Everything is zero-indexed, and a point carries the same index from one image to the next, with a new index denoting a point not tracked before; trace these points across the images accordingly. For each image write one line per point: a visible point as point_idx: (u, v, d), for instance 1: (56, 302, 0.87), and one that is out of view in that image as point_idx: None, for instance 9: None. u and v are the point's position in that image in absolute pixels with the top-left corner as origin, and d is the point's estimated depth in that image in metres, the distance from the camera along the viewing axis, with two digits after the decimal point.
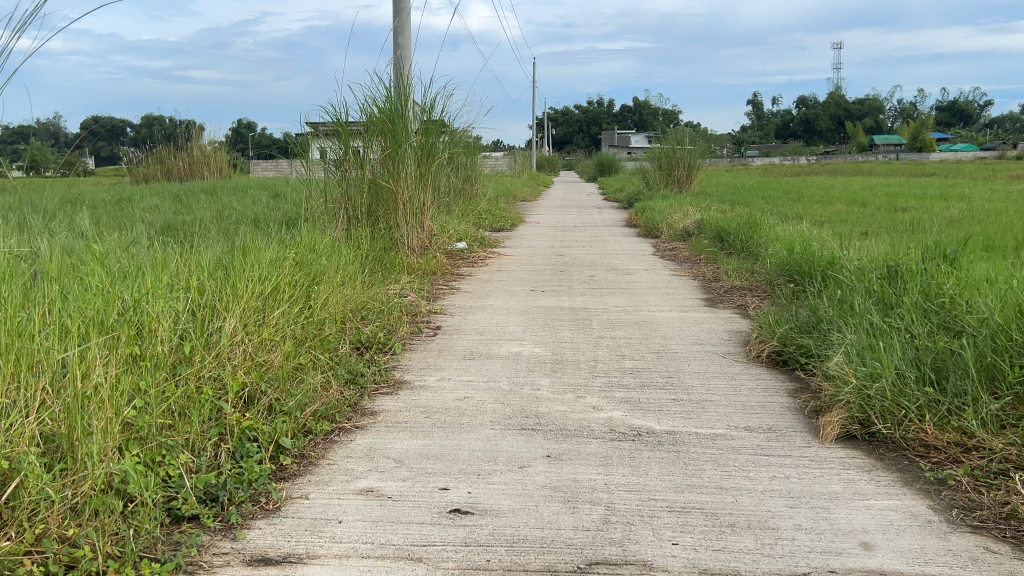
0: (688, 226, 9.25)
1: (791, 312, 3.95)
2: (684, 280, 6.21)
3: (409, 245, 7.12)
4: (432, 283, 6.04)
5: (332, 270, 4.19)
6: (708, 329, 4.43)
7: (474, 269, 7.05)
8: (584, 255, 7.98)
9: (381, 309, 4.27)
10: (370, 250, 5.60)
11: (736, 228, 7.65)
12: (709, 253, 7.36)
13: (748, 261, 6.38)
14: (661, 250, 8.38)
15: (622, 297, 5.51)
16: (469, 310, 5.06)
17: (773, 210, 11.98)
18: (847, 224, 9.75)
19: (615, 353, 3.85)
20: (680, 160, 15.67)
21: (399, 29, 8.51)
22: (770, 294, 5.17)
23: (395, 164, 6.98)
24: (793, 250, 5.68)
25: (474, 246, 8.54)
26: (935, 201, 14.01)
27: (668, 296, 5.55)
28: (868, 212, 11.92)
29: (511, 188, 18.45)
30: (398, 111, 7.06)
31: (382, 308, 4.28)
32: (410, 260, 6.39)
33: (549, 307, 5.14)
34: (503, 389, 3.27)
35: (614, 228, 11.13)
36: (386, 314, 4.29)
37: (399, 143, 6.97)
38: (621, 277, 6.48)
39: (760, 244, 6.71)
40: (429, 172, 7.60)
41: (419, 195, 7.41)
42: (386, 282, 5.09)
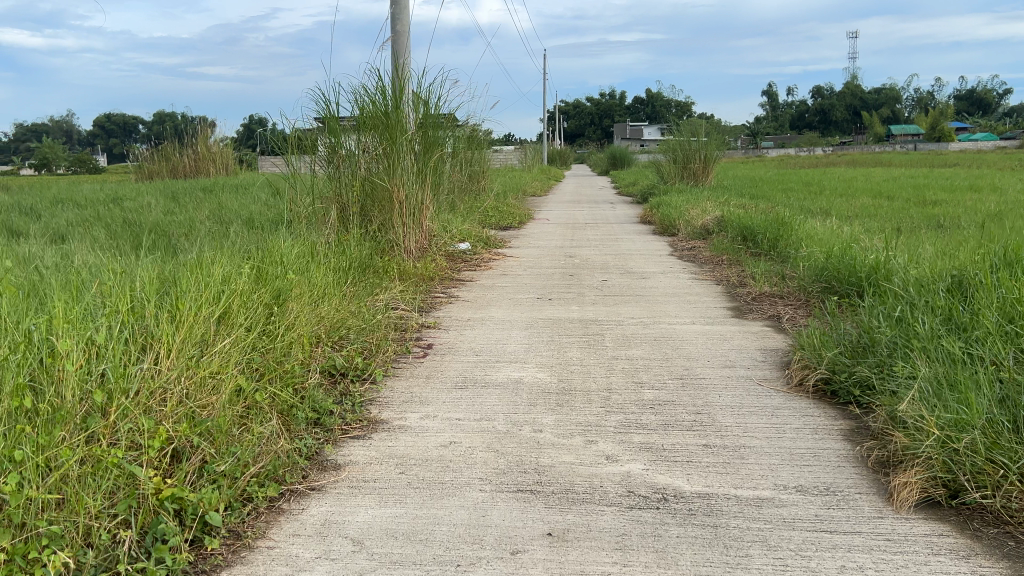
0: (707, 223, 8.68)
1: (839, 332, 3.39)
2: (707, 286, 5.64)
3: (407, 248, 6.56)
4: (429, 290, 5.51)
5: (305, 283, 3.65)
6: (738, 347, 3.87)
7: (476, 273, 6.51)
8: (596, 257, 7.43)
9: (363, 326, 3.73)
10: (358, 257, 5.06)
11: (761, 226, 7.07)
12: (732, 254, 6.79)
13: (777, 265, 5.81)
14: (680, 249, 7.80)
15: (638, 307, 4.96)
16: (467, 324, 4.52)
17: (796, 205, 11.39)
18: (877, 220, 9.15)
19: (632, 380, 3.29)
20: (696, 153, 15.05)
21: (398, 17, 7.99)
22: (806, 306, 4.60)
23: (390, 160, 6.44)
24: (829, 253, 5.10)
25: (478, 247, 7.99)
26: (965, 194, 13.34)
27: (690, 305, 4.99)
28: (898, 207, 11.27)
29: (521, 183, 17.90)
30: (392, 104, 6.53)
31: (363, 326, 3.75)
32: (406, 265, 5.85)
33: (556, 320, 4.59)
34: (498, 430, 2.72)
35: (628, 225, 10.56)
36: (369, 332, 3.75)
37: (394, 137, 6.44)
38: (637, 283, 5.91)
39: (790, 245, 6.13)
40: (428, 169, 7.06)
41: (417, 194, 6.86)
42: (374, 293, 4.55)
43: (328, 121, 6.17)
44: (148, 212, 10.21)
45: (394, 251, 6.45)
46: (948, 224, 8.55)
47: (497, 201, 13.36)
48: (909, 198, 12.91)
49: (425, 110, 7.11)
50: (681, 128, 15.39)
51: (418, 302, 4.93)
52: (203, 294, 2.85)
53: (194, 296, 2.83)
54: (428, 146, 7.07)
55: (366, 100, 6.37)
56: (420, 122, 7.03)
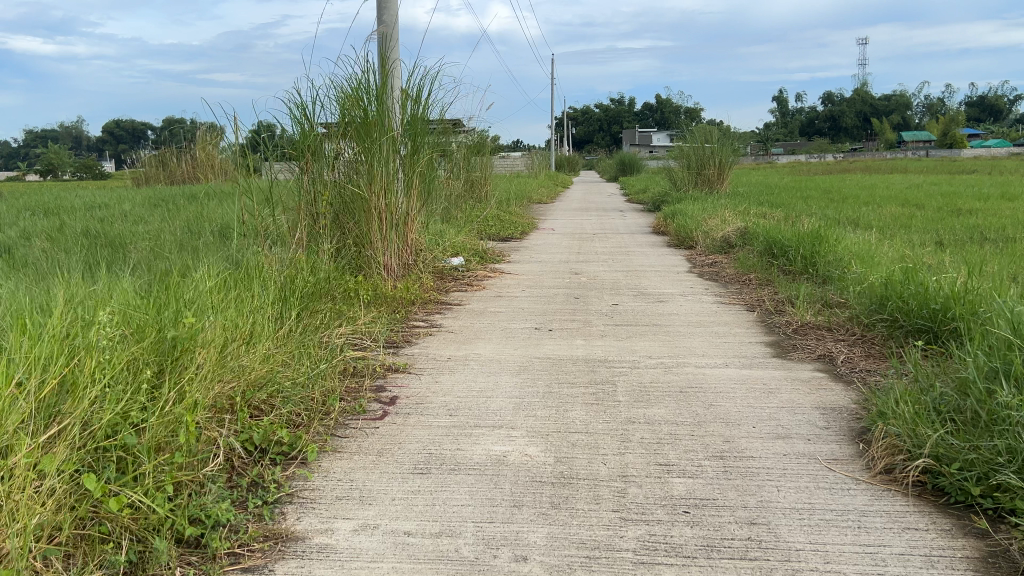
0: (728, 235, 7.81)
1: (936, 393, 2.54)
2: (737, 313, 4.77)
3: (388, 266, 5.69)
4: (407, 319, 4.66)
5: (227, 324, 2.82)
6: (789, 406, 2.99)
7: (467, 295, 5.66)
8: (604, 274, 6.58)
9: (302, 382, 2.89)
10: (313, 282, 4.19)
11: (794, 240, 6.19)
12: (762, 273, 5.93)
13: (820, 290, 4.93)
14: (699, 266, 6.93)
15: (657, 341, 4.09)
16: (446, 365, 3.66)
17: (822, 214, 10.53)
18: (915, 232, 8.29)
19: (656, 462, 2.43)
20: (710, 158, 14.19)
21: (386, 6, 7.14)
22: (866, 345, 3.75)
23: (367, 165, 5.56)
24: (888, 278, 4.24)
25: (473, 262, 7.14)
26: (1001, 203, 12.46)
27: (719, 340, 4.13)
28: (933, 217, 10.41)
29: (526, 190, 17.07)
30: (374, 99, 5.65)
31: (298, 379, 2.89)
32: (383, 288, 5.01)
33: (557, 360, 3.72)
34: (463, 557, 1.86)
35: (639, 236, 9.72)
36: (312, 389, 2.90)
37: (376, 139, 5.57)
38: (653, 308, 5.04)
39: (834, 266, 5.25)
40: (416, 176, 6.21)
41: (401, 204, 5.99)
42: (332, 328, 3.70)
43: (297, 117, 5.30)
44: (119, 221, 9.37)
45: (371, 269, 5.59)
46: (996, 238, 7.70)
47: (500, 209, 12.50)
48: (943, 207, 12.02)
49: (414, 108, 6.24)
50: (694, 132, 14.50)
51: (387, 337, 4.06)
52: (40, 349, 2.02)
53: (25, 354, 1.99)
54: (415, 149, 6.20)
55: (343, 93, 5.48)
56: (406, 122, 6.16)
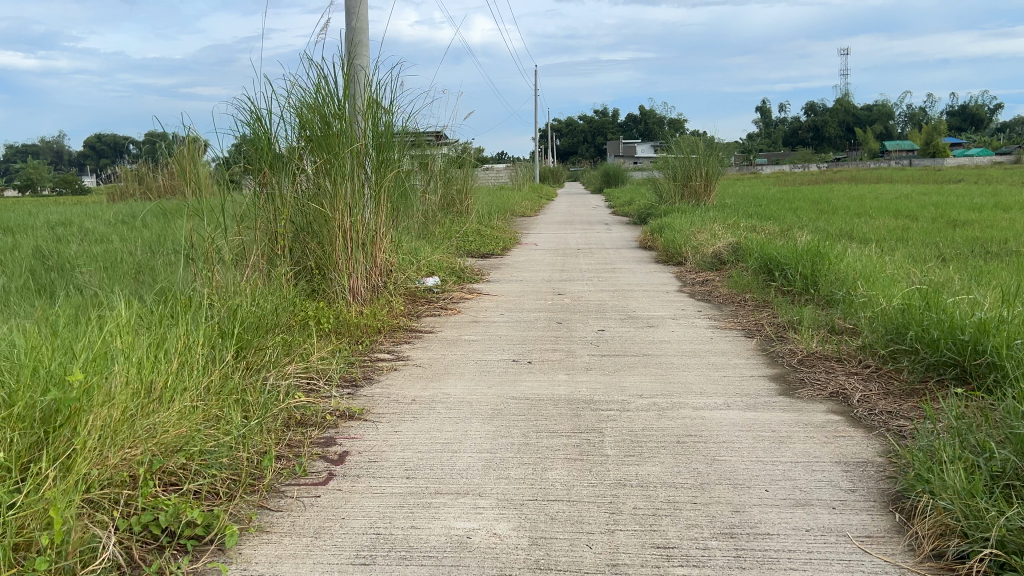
0: (720, 250, 7.42)
1: (991, 453, 2.12)
2: (735, 341, 4.34)
3: (354, 290, 5.23)
4: (370, 352, 4.20)
5: (134, 377, 2.37)
6: (805, 462, 2.56)
7: (441, 320, 5.21)
8: (589, 294, 6.15)
9: (226, 447, 2.43)
10: (259, 313, 3.74)
11: (792, 258, 5.79)
12: (758, 294, 5.52)
13: (825, 314, 4.53)
14: (690, 284, 6.51)
15: (648, 376, 3.66)
16: (409, 410, 3.21)
17: (814, 227, 10.18)
18: (913, 246, 7.93)
19: (654, 544, 1.99)
20: (697, 169, 13.84)
21: (354, 11, 6.70)
22: (884, 382, 3.34)
23: (330, 181, 5.12)
24: (905, 304, 3.85)
25: (449, 282, 6.70)
26: (995, 213, 12.17)
27: (718, 374, 3.70)
28: (929, 229, 10.09)
29: (508, 202, 16.66)
30: (337, 110, 5.22)
31: (222, 440, 2.44)
32: (347, 316, 4.55)
33: (536, 401, 3.28)
34: None
35: (625, 251, 9.32)
36: (239, 454, 2.44)
37: (339, 153, 5.14)
38: (643, 335, 4.61)
39: (839, 287, 4.85)
40: (384, 194, 5.77)
41: (368, 222, 5.55)
42: (275, 370, 3.24)
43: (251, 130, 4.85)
44: (77, 241, 8.85)
45: (335, 293, 5.12)
46: (998, 252, 7.34)
47: (481, 224, 12.06)
48: (935, 218, 11.70)
49: (380, 120, 5.82)
50: (679, 143, 14.16)
51: (342, 374, 3.61)
52: None
53: None
54: (382, 164, 5.78)
55: (303, 102, 5.05)
56: (371, 135, 5.75)
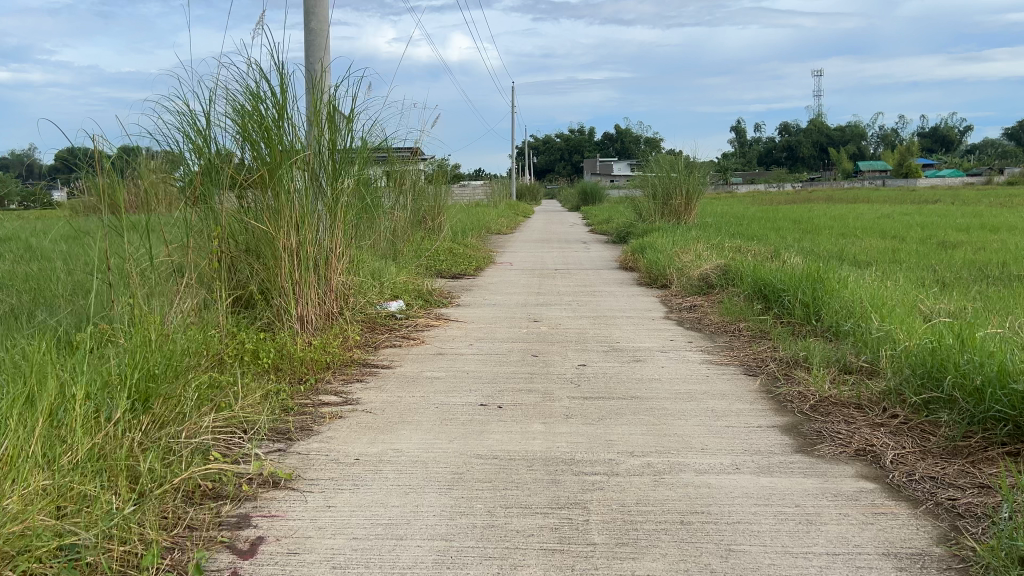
0: (707, 272, 6.89)
1: None
2: (736, 381, 3.80)
3: (303, 318, 4.64)
4: (312, 394, 3.60)
5: None
6: (847, 554, 2.01)
7: (401, 351, 4.61)
8: (568, 321, 5.59)
9: (85, 545, 1.88)
10: (172, 353, 3.17)
11: (791, 283, 5.27)
12: (754, 322, 5.00)
13: (835, 350, 4.00)
14: (678, 311, 5.98)
15: (640, 427, 3.10)
16: (349, 475, 2.62)
17: (803, 248, 9.72)
18: (911, 270, 7.46)
19: None
20: (677, 187, 13.38)
21: (313, 9, 6.09)
22: (922, 440, 2.81)
23: (274, 197, 4.56)
24: (935, 342, 3.32)
25: (413, 306, 6.11)
26: (985, 235, 11.78)
27: (722, 424, 3.15)
28: (921, 251, 9.65)
29: (483, 219, 16.10)
30: (283, 117, 4.67)
31: (83, 536, 1.88)
32: (288, 350, 3.97)
33: (507, 461, 2.71)
34: None
35: (605, 272, 8.78)
36: (104, 552, 1.90)
37: (282, 165, 4.57)
38: (630, 371, 4.06)
39: (848, 319, 4.33)
40: (338, 210, 5.20)
41: (321, 242, 4.98)
42: (179, 427, 2.67)
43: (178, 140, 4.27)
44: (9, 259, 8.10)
45: (282, 322, 4.54)
46: (1003, 277, 6.88)
47: (453, 242, 11.47)
48: (923, 240, 11.31)
49: (336, 131, 5.27)
50: (658, 160, 13.70)
51: (271, 427, 3.04)
52: None
53: None
54: (335, 178, 5.22)
55: (243, 108, 4.49)
56: (323, 148, 5.19)
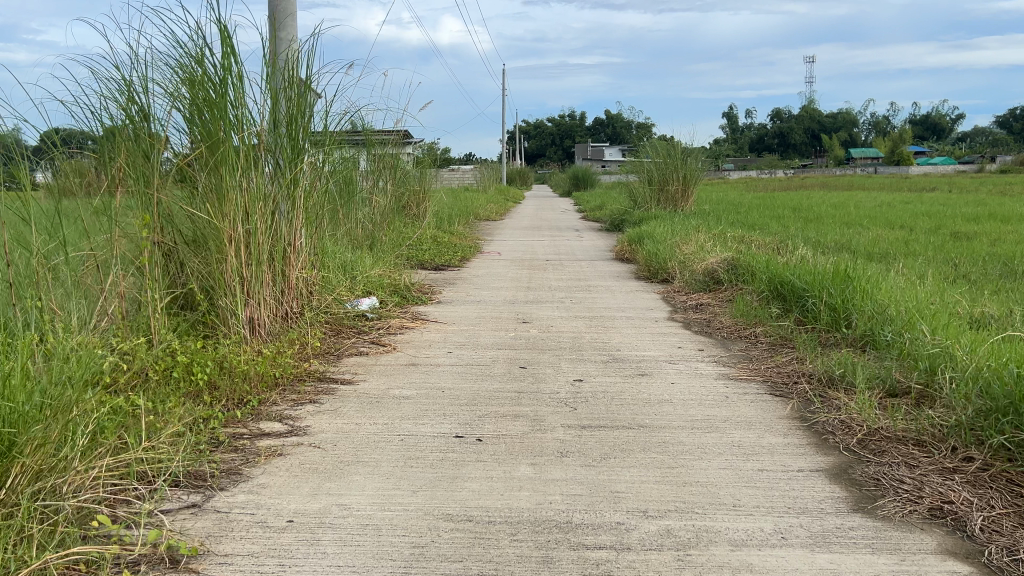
0: (714, 266, 6.26)
1: None
2: (763, 405, 3.18)
3: (253, 321, 4.00)
4: (250, 422, 2.96)
5: None
6: None
7: (366, 361, 3.97)
8: (561, 323, 4.96)
9: None
10: (66, 373, 2.56)
11: (814, 283, 4.65)
12: (774, 328, 4.38)
13: (878, 367, 3.39)
14: (683, 311, 5.35)
15: (653, 473, 2.48)
16: (275, 548, 1.99)
17: (809, 240, 9.10)
18: (932, 265, 6.85)
19: None
20: (674, 173, 12.73)
21: None
22: (1017, 499, 2.20)
23: (215, 180, 3.92)
24: (1014, 367, 2.71)
25: (387, 303, 5.46)
26: (998, 226, 11.17)
27: (754, 469, 2.53)
28: (935, 243, 9.05)
29: (472, 205, 15.45)
30: (231, 86, 4.04)
31: None
32: (227, 364, 3.35)
33: (485, 528, 2.09)
34: None
35: (599, 264, 8.15)
36: None
37: (227, 144, 3.93)
38: (637, 390, 3.43)
39: (889, 329, 3.71)
40: (297, 197, 4.55)
41: (275, 232, 4.36)
42: (60, 478, 2.09)
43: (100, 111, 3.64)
44: None
45: (226, 325, 3.90)
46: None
47: (438, 229, 10.79)
48: (934, 231, 10.73)
49: (299, 105, 4.65)
50: (654, 145, 13.05)
51: (185, 470, 2.43)
52: None
53: None
54: (295, 159, 4.60)
55: (181, 75, 3.85)
56: (282, 124, 4.57)
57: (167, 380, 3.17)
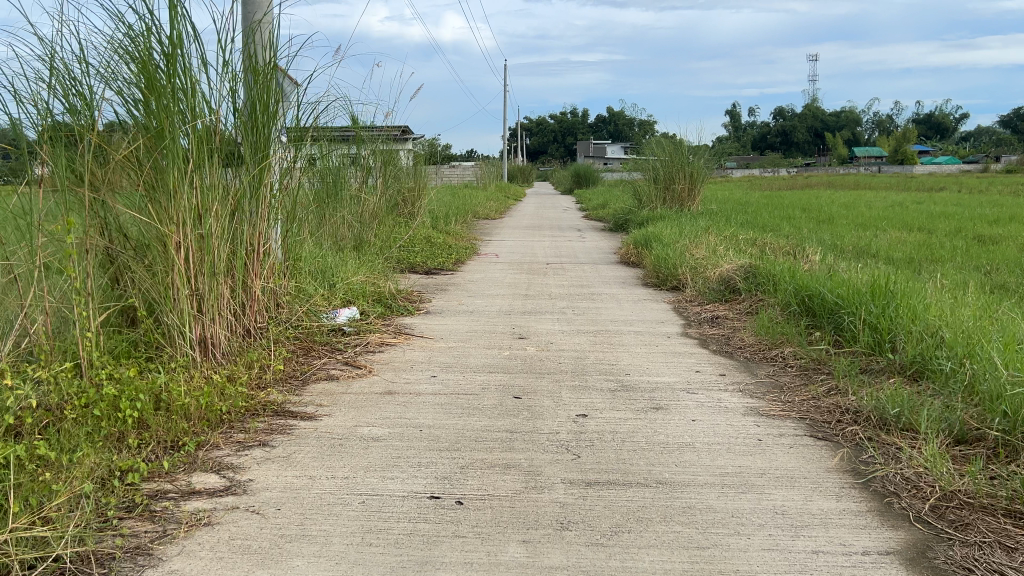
0: (729, 274, 5.71)
1: None
2: (807, 455, 2.63)
3: (205, 340, 3.44)
4: (181, 476, 2.42)
5: None
6: None
7: (336, 388, 3.41)
8: (562, 339, 4.41)
9: None
10: None
11: (850, 298, 4.10)
12: (805, 351, 3.83)
13: (941, 406, 2.84)
14: (698, 325, 4.80)
15: (680, 556, 1.94)
16: None
17: (826, 243, 8.55)
18: (965, 272, 6.29)
19: None
20: (679, 171, 12.18)
21: None
22: None
23: (157, 176, 3.35)
24: None
25: (369, 313, 4.90)
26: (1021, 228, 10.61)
27: (809, 550, 1.99)
28: (959, 247, 8.49)
29: (470, 203, 14.88)
30: (183, 68, 3.47)
31: None
32: (162, 399, 2.80)
33: None
34: None
35: (603, 268, 7.60)
36: None
37: (174, 136, 3.36)
38: (652, 430, 2.87)
39: (947, 357, 3.16)
40: (261, 197, 4.01)
41: (235, 236, 3.80)
42: None
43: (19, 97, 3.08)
44: None
45: (172, 346, 3.34)
46: None
47: (433, 228, 10.23)
48: (956, 233, 10.15)
49: (267, 89, 4.07)
50: (659, 142, 12.50)
51: (75, 551, 1.90)
52: None
53: None
54: (259, 152, 4.02)
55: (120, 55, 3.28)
56: (246, 111, 3.99)
57: (84, 418, 2.62)
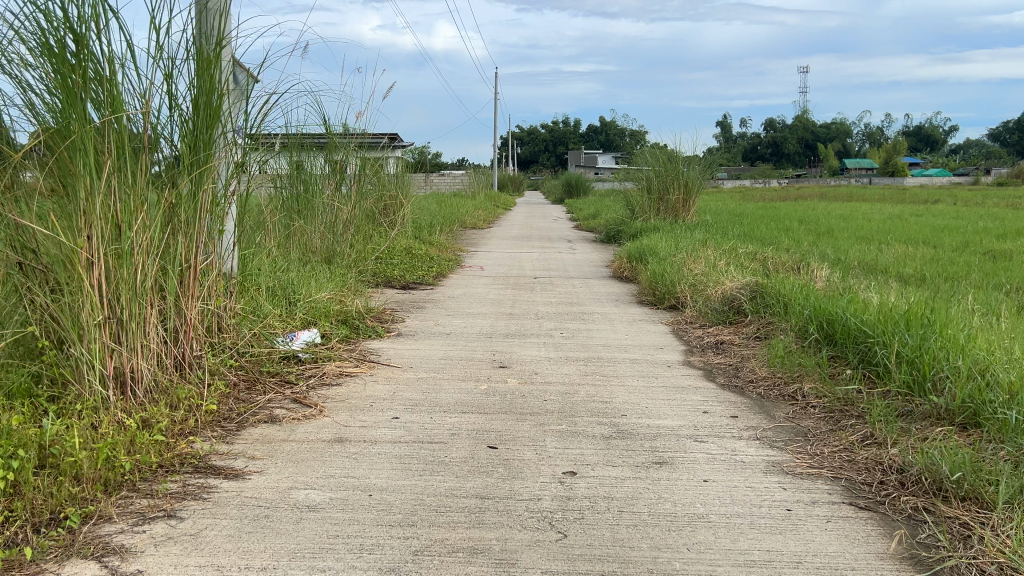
0: (733, 293, 5.18)
1: None
2: (852, 533, 2.09)
3: (123, 375, 2.88)
4: (50, 566, 1.87)
5: None
6: None
7: (276, 433, 2.86)
8: (547, 368, 3.87)
9: None
10: None
11: (878, 326, 3.58)
12: (828, 388, 3.30)
13: (1011, 467, 2.31)
14: (701, 351, 4.27)
15: None
16: None
17: (831, 258, 8.04)
18: (987, 292, 5.78)
19: None
20: (674, 181, 11.67)
21: None
22: None
23: (65, 179, 2.80)
24: None
25: (331, 336, 4.35)
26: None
27: None
28: (971, 263, 8.00)
29: (458, 213, 14.36)
30: (102, 53, 2.93)
31: None
32: (48, 456, 2.25)
33: None
34: None
35: (594, 284, 7.07)
36: None
37: (87, 134, 2.81)
38: (656, 495, 2.33)
39: (1009, 404, 2.63)
40: (202, 204, 3.46)
41: (167, 250, 3.25)
42: None
43: None
44: None
45: (82, 384, 2.79)
46: None
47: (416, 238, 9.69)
48: (964, 248, 9.67)
49: (214, 82, 3.51)
50: (653, 151, 12.00)
51: None
52: None
53: None
54: (202, 153, 3.46)
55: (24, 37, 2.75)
56: (187, 107, 3.44)
57: None
